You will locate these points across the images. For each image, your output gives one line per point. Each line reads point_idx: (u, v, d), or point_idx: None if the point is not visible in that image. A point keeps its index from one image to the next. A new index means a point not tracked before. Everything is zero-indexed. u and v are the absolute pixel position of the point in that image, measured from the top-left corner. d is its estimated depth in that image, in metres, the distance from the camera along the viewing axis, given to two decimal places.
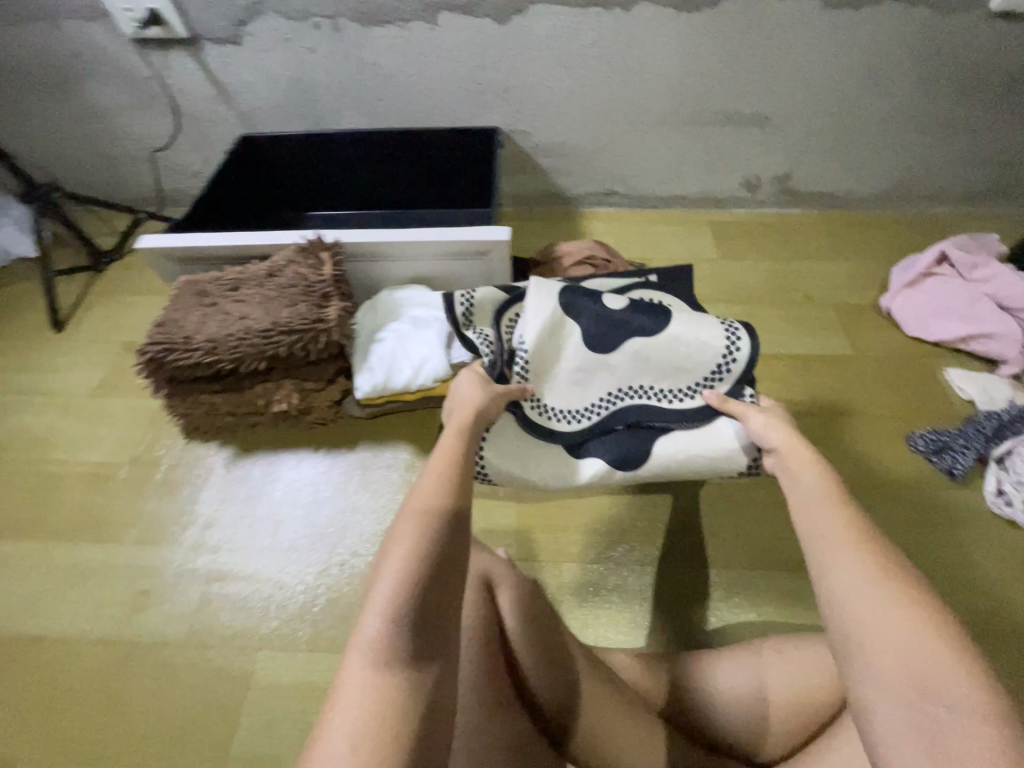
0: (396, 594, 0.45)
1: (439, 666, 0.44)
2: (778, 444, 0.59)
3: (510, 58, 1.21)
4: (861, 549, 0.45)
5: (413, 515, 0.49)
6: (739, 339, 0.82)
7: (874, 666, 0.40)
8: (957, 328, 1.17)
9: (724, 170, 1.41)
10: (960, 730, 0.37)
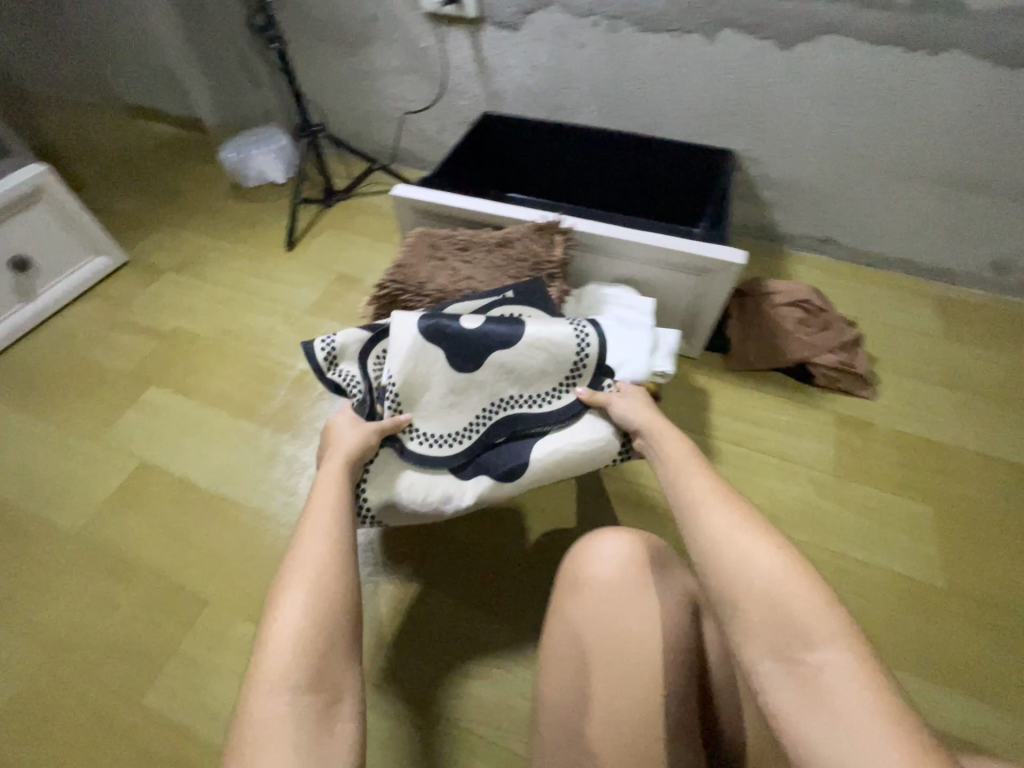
0: (289, 632, 0.48)
1: (336, 697, 0.47)
2: (644, 425, 0.72)
3: (777, 86, 1.18)
4: (723, 501, 0.53)
5: (296, 562, 0.53)
6: (585, 333, 0.86)
7: (748, 629, 0.44)
8: None
9: (974, 244, 1.27)
10: (836, 668, 0.39)
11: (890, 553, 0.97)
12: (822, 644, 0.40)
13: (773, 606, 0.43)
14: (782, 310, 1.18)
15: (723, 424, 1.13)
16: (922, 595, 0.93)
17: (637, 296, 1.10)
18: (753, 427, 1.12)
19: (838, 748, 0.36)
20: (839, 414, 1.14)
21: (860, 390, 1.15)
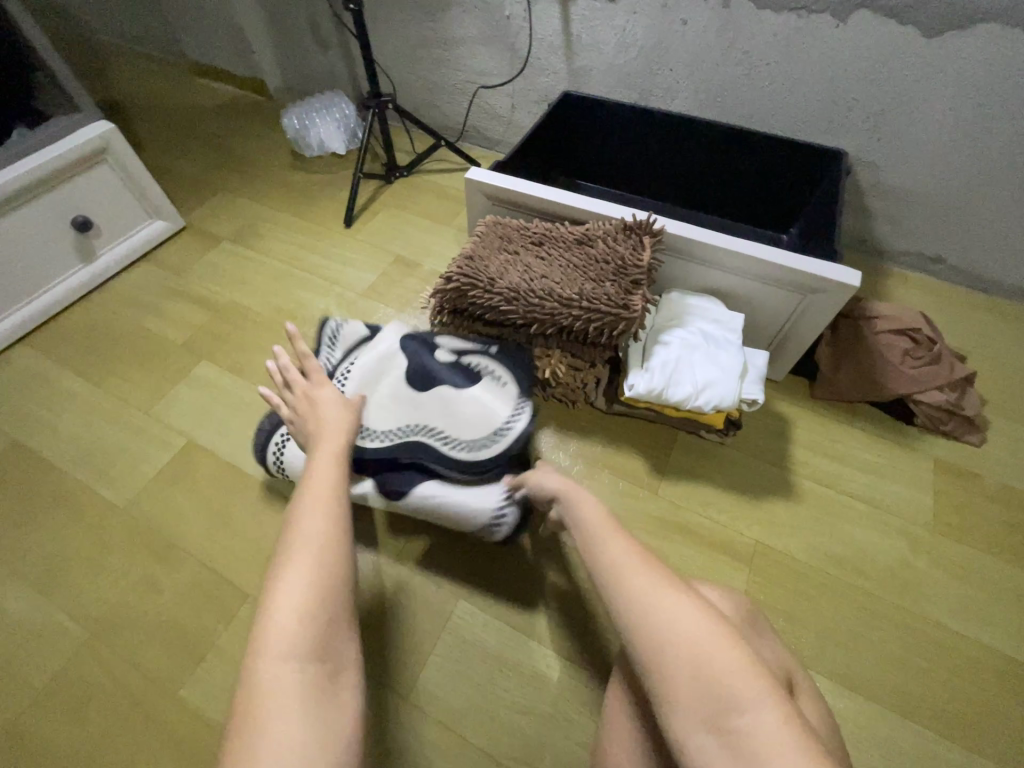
0: (291, 617, 0.52)
1: (337, 675, 0.51)
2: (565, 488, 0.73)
3: (911, 80, 1.02)
4: (643, 565, 0.57)
5: (304, 542, 0.58)
6: (522, 408, 0.92)
7: (677, 693, 0.48)
8: None
9: None
10: (759, 726, 0.44)
11: (994, 628, 0.86)
12: (746, 705, 0.45)
13: (697, 663, 0.48)
14: (884, 338, 1.05)
15: (807, 460, 1.02)
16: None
17: (726, 310, 1.00)
18: (841, 466, 1.01)
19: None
20: (940, 460, 1.01)
21: (967, 437, 1.03)
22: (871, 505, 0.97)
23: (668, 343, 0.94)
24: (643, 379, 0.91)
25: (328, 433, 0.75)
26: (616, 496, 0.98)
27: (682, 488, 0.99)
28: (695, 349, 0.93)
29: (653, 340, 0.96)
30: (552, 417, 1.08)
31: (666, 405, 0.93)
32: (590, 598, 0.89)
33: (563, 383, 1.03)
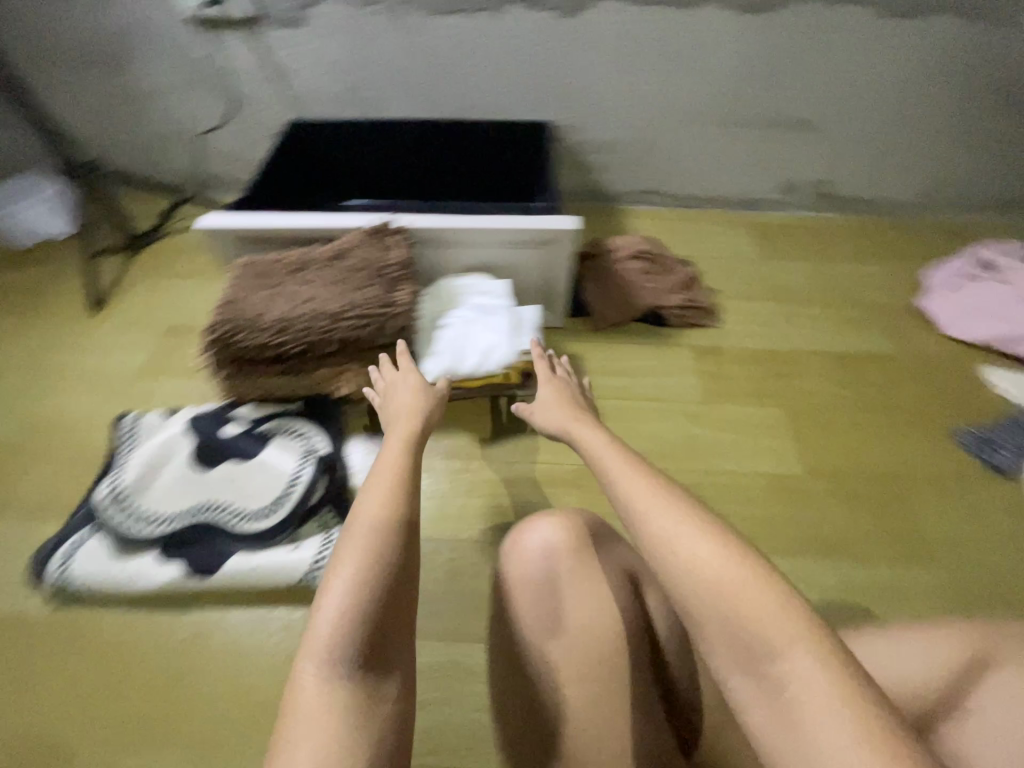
0: (333, 617, 0.45)
1: (389, 659, 0.46)
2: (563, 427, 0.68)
3: (568, 53, 1.23)
4: (664, 497, 0.48)
5: (360, 531, 0.49)
6: (317, 444, 1.02)
7: (709, 634, 0.41)
8: (994, 329, 1.20)
9: (764, 172, 1.45)
10: (797, 667, 0.37)
11: (762, 458, 1.07)
12: (782, 653, 0.38)
13: (732, 610, 0.40)
14: (624, 264, 1.28)
15: (600, 384, 1.17)
16: (792, 487, 1.04)
17: (489, 281, 1.11)
18: (627, 379, 1.18)
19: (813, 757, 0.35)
20: (695, 347, 1.23)
21: (707, 322, 1.26)
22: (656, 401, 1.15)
23: (448, 326, 1.05)
24: (433, 363, 0.99)
25: (403, 413, 0.71)
26: (452, 478, 1.04)
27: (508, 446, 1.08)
28: (471, 323, 1.04)
29: (435, 327, 1.05)
30: (376, 429, 1.09)
31: (464, 379, 1.01)
32: (455, 575, 0.94)
33: (372, 392, 1.05)
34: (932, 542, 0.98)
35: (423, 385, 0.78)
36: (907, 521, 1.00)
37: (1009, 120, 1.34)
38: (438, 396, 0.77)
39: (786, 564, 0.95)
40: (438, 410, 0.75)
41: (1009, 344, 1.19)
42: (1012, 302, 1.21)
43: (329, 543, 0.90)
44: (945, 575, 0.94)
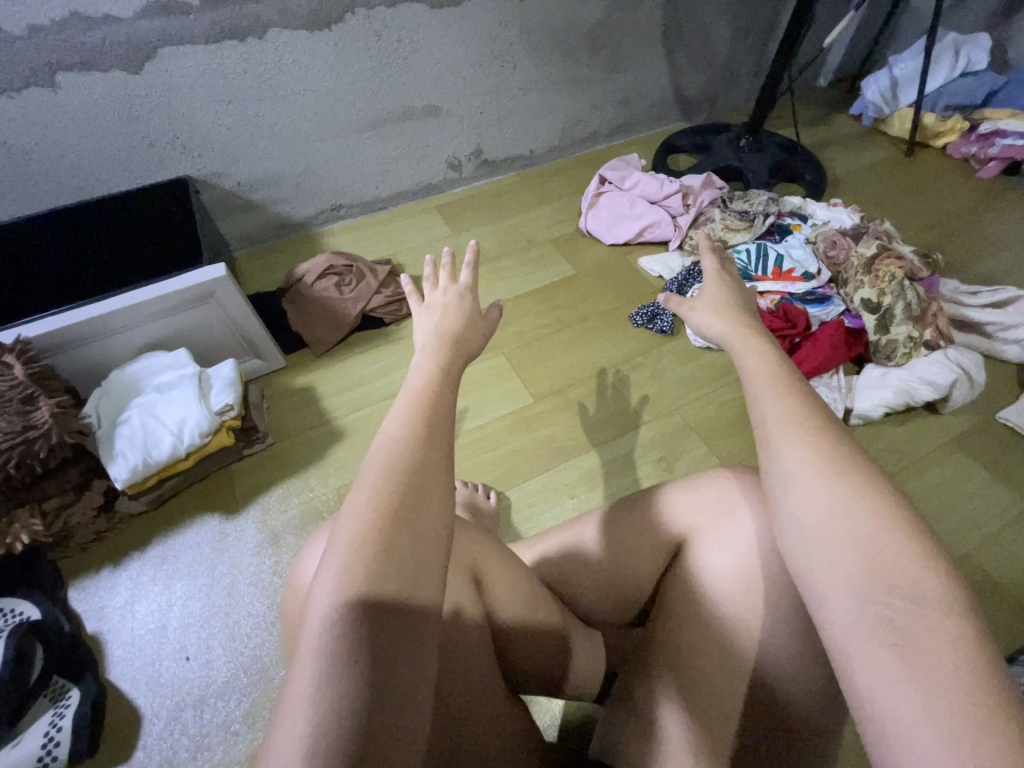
0: (352, 548, 0.37)
1: (409, 681, 0.36)
2: (720, 334, 0.59)
3: (165, 106, 1.18)
4: (809, 435, 0.45)
5: (384, 467, 0.40)
6: (20, 611, 0.85)
7: (836, 569, 0.40)
8: (633, 226, 1.46)
9: (428, 160, 1.60)
10: (926, 622, 0.36)
11: (499, 402, 1.19)
12: (926, 599, 0.37)
13: (869, 560, 0.39)
14: (317, 287, 1.28)
15: (338, 403, 1.18)
16: (528, 414, 1.17)
17: (166, 355, 1.02)
18: (363, 387, 1.21)
19: (913, 692, 0.34)
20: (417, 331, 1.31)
21: None
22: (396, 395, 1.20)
23: (126, 419, 0.94)
24: (119, 465, 0.90)
25: (435, 331, 0.54)
26: (211, 562, 0.97)
27: (260, 505, 1.03)
28: (152, 406, 0.95)
29: (113, 426, 0.94)
30: (105, 558, 0.96)
31: (167, 465, 0.94)
32: (241, 659, 0.88)
33: (70, 527, 0.92)
34: (638, 409, 1.18)
35: (467, 304, 0.59)
36: (617, 402, 1.20)
37: (591, 60, 1.60)
38: (489, 320, 0.59)
39: (541, 480, 1.08)
40: (486, 336, 0.58)
41: (648, 233, 1.47)
42: (637, 201, 1.49)
43: (61, 714, 0.79)
44: (653, 429, 1.16)
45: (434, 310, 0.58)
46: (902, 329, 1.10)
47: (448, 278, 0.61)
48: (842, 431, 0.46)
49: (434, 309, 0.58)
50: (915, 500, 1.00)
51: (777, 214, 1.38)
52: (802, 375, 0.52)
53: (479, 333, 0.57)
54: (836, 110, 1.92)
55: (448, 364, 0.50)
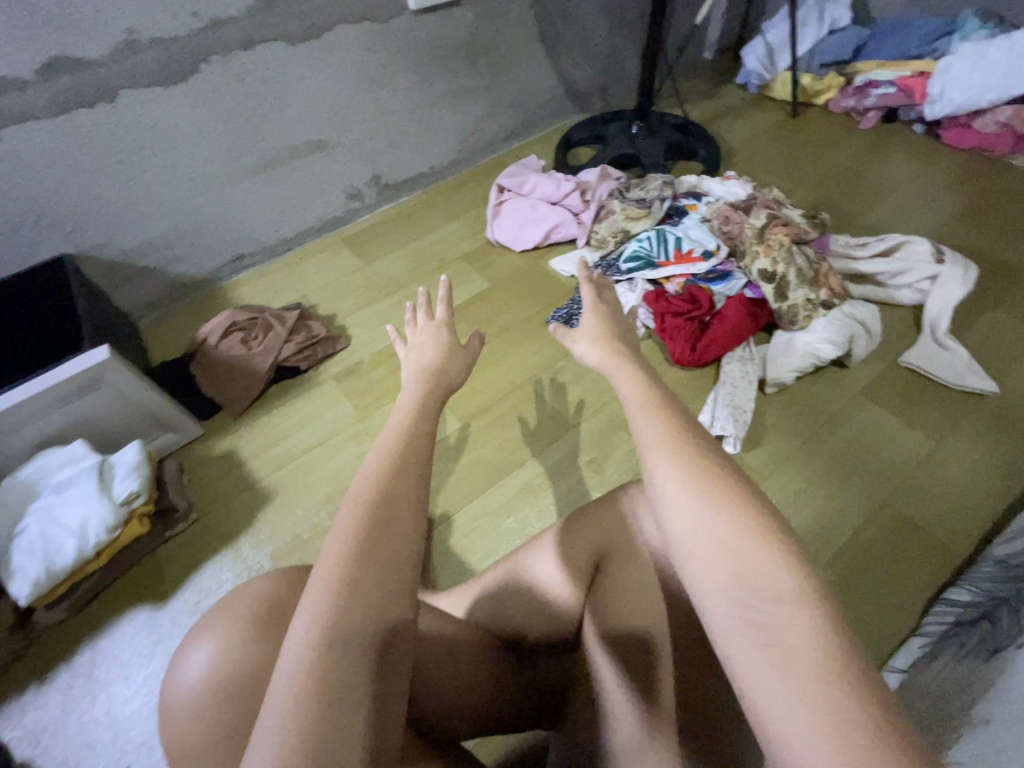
0: (334, 577, 0.40)
1: (381, 710, 0.38)
2: (600, 362, 0.60)
3: (22, 187, 1.12)
4: (673, 447, 0.46)
5: (360, 499, 0.44)
6: None
7: (709, 580, 0.40)
8: (537, 230, 1.46)
9: (325, 194, 1.56)
10: (789, 619, 0.37)
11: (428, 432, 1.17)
12: (785, 594, 0.38)
13: (733, 566, 0.39)
14: (223, 347, 1.24)
15: (261, 463, 1.14)
16: (459, 438, 1.16)
17: (61, 450, 0.97)
18: (286, 442, 1.17)
19: (791, 697, 0.34)
20: (336, 374, 1.28)
21: (335, 346, 1.31)
22: (320, 445, 1.16)
23: (24, 528, 0.89)
24: (22, 580, 0.85)
25: (415, 368, 0.61)
26: (144, 660, 0.92)
27: (191, 588, 0.99)
28: (50, 509, 0.90)
29: (12, 538, 0.89)
30: (29, 678, 0.91)
31: (76, 567, 0.89)
32: None
33: None
34: (567, 414, 1.18)
35: (444, 338, 0.65)
36: (544, 411, 1.19)
37: (471, 69, 1.59)
38: (469, 349, 0.65)
39: (478, 504, 1.07)
40: (467, 364, 0.64)
41: (554, 234, 1.47)
42: (538, 203, 1.49)
43: None
44: (582, 431, 1.16)
45: (417, 346, 0.65)
46: (800, 293, 1.13)
47: (425, 317, 0.68)
48: (704, 441, 0.47)
49: (413, 348, 0.65)
50: (834, 457, 1.03)
51: (673, 196, 1.40)
52: (665, 391, 0.53)
53: (458, 363, 0.63)
54: (722, 82, 1.96)
55: (427, 397, 0.56)
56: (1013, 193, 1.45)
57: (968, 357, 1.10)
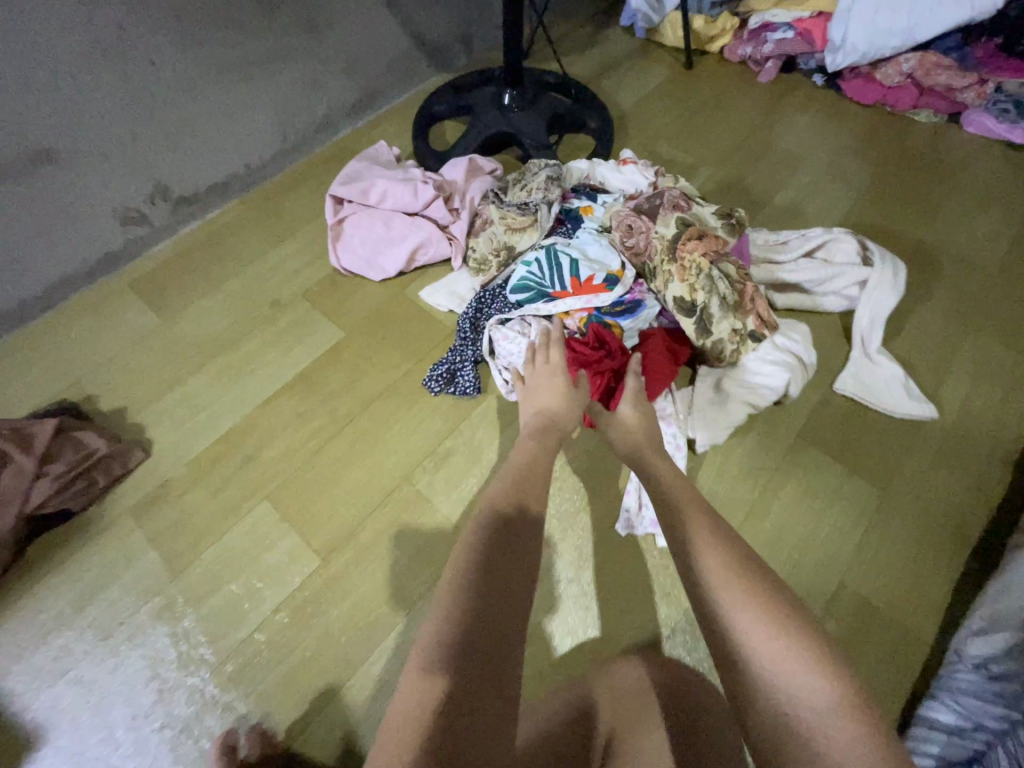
0: (487, 514, 0.58)
1: (507, 601, 0.48)
2: (640, 447, 0.76)
3: None
4: (716, 543, 0.54)
5: (502, 485, 0.65)
6: None
7: (746, 668, 0.45)
8: (398, 253, 1.11)
9: (77, 223, 1.08)
10: (822, 719, 0.41)
11: (277, 582, 0.84)
12: (817, 695, 0.42)
13: (767, 656, 0.44)
14: None
15: (22, 679, 0.77)
16: (322, 582, 0.84)
17: None
18: (59, 635, 0.80)
19: None
20: (132, 508, 0.90)
21: (124, 464, 0.92)
22: (116, 631, 0.81)
23: None
24: None
25: (534, 413, 0.81)
26: None
27: None
28: None
29: None
30: None
31: None
32: None
33: None
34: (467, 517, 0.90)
35: (558, 382, 0.84)
36: (436, 515, 0.90)
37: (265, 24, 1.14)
38: (577, 391, 0.83)
39: (356, 681, 0.78)
40: (576, 414, 0.81)
41: (420, 256, 1.13)
42: (393, 216, 1.13)
43: None
44: None
45: (534, 384, 0.85)
46: (724, 326, 0.91)
47: (540, 362, 0.87)
48: (739, 542, 0.54)
49: (530, 390, 0.85)
50: (782, 527, 0.87)
51: (562, 196, 1.11)
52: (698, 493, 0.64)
53: (569, 413, 0.80)
54: (605, 25, 1.63)
55: (542, 443, 0.75)
56: (920, 157, 1.33)
57: (903, 375, 0.97)
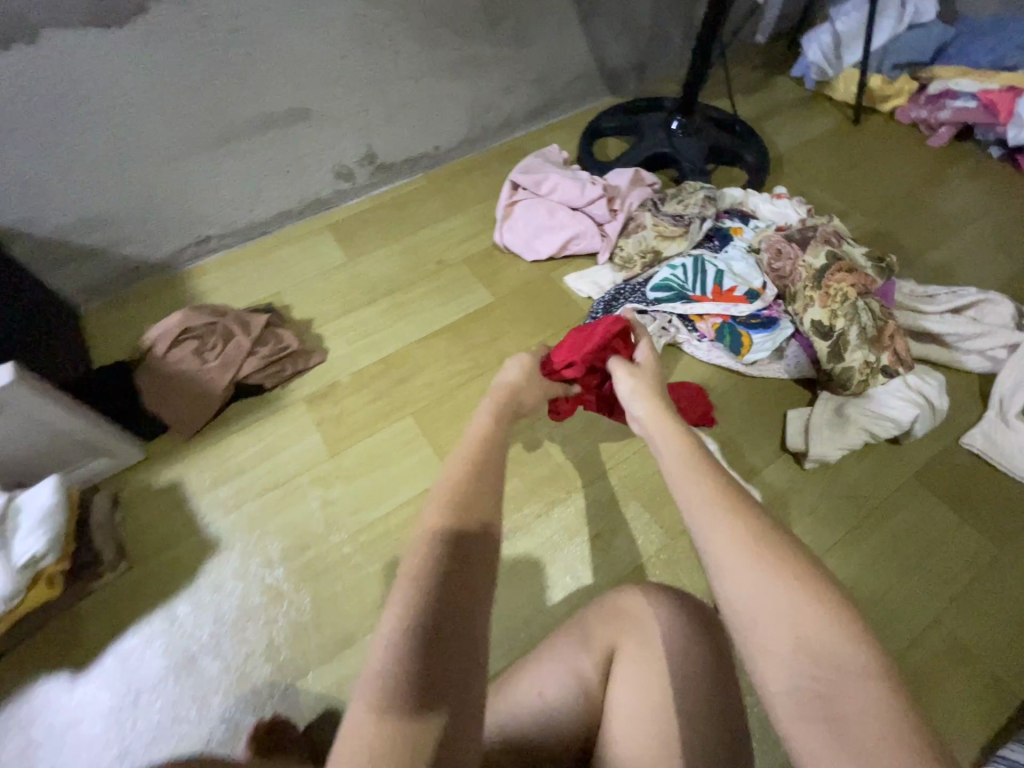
0: (451, 479, 0.48)
1: (478, 606, 0.40)
2: (643, 411, 0.64)
3: None
4: (716, 495, 0.48)
5: (475, 438, 0.54)
6: None
7: (767, 633, 0.41)
8: (553, 240, 1.26)
9: (305, 170, 1.32)
10: (855, 693, 0.38)
11: (408, 484, 0.99)
12: (850, 665, 0.39)
13: (791, 626, 0.41)
14: (170, 357, 1.05)
15: (209, 504, 0.97)
16: None
17: None
18: (238, 479, 1.00)
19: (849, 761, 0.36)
20: (306, 397, 1.10)
21: (306, 362, 1.13)
22: (281, 486, 0.99)
23: None
24: None
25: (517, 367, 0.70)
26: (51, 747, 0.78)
27: (115, 654, 0.84)
28: None
29: None
30: None
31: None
32: None
33: None
34: (573, 469, 1.02)
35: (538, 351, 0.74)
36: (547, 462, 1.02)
37: (488, 34, 1.33)
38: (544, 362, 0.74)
39: None
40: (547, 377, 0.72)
41: (571, 245, 1.27)
42: (556, 208, 1.28)
43: None
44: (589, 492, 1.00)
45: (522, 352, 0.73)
46: (857, 355, 0.95)
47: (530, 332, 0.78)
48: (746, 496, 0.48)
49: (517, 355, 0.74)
50: (881, 554, 0.88)
51: (715, 215, 1.20)
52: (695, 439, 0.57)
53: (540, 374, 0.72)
54: (777, 72, 1.71)
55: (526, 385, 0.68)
56: None
57: None
